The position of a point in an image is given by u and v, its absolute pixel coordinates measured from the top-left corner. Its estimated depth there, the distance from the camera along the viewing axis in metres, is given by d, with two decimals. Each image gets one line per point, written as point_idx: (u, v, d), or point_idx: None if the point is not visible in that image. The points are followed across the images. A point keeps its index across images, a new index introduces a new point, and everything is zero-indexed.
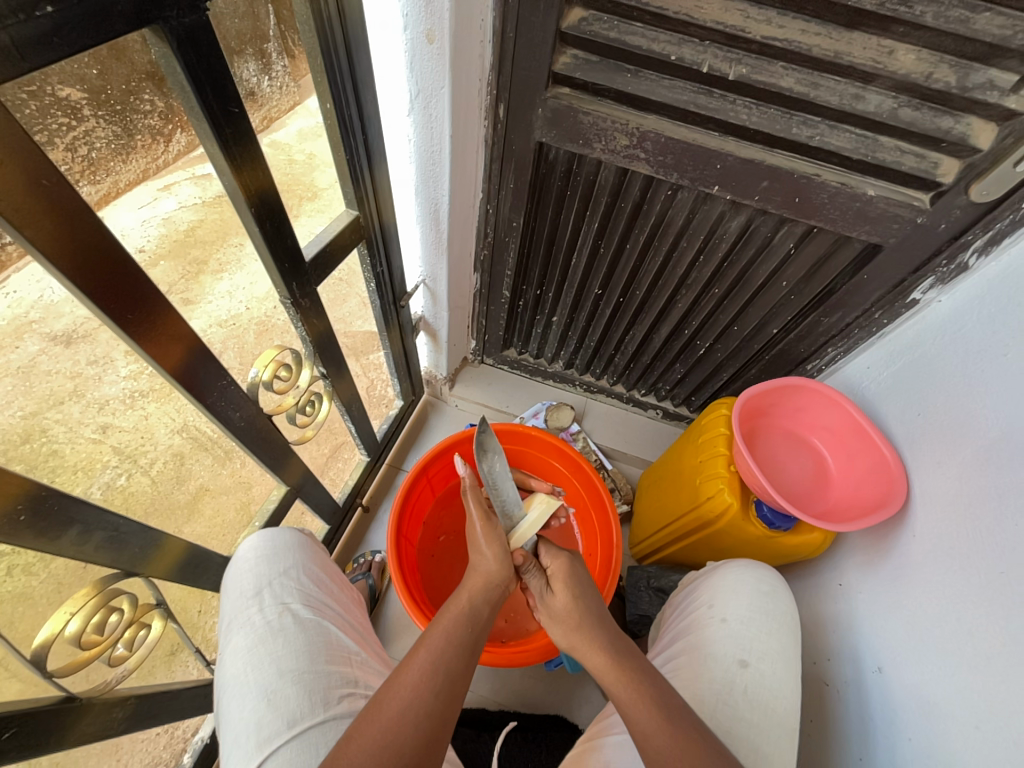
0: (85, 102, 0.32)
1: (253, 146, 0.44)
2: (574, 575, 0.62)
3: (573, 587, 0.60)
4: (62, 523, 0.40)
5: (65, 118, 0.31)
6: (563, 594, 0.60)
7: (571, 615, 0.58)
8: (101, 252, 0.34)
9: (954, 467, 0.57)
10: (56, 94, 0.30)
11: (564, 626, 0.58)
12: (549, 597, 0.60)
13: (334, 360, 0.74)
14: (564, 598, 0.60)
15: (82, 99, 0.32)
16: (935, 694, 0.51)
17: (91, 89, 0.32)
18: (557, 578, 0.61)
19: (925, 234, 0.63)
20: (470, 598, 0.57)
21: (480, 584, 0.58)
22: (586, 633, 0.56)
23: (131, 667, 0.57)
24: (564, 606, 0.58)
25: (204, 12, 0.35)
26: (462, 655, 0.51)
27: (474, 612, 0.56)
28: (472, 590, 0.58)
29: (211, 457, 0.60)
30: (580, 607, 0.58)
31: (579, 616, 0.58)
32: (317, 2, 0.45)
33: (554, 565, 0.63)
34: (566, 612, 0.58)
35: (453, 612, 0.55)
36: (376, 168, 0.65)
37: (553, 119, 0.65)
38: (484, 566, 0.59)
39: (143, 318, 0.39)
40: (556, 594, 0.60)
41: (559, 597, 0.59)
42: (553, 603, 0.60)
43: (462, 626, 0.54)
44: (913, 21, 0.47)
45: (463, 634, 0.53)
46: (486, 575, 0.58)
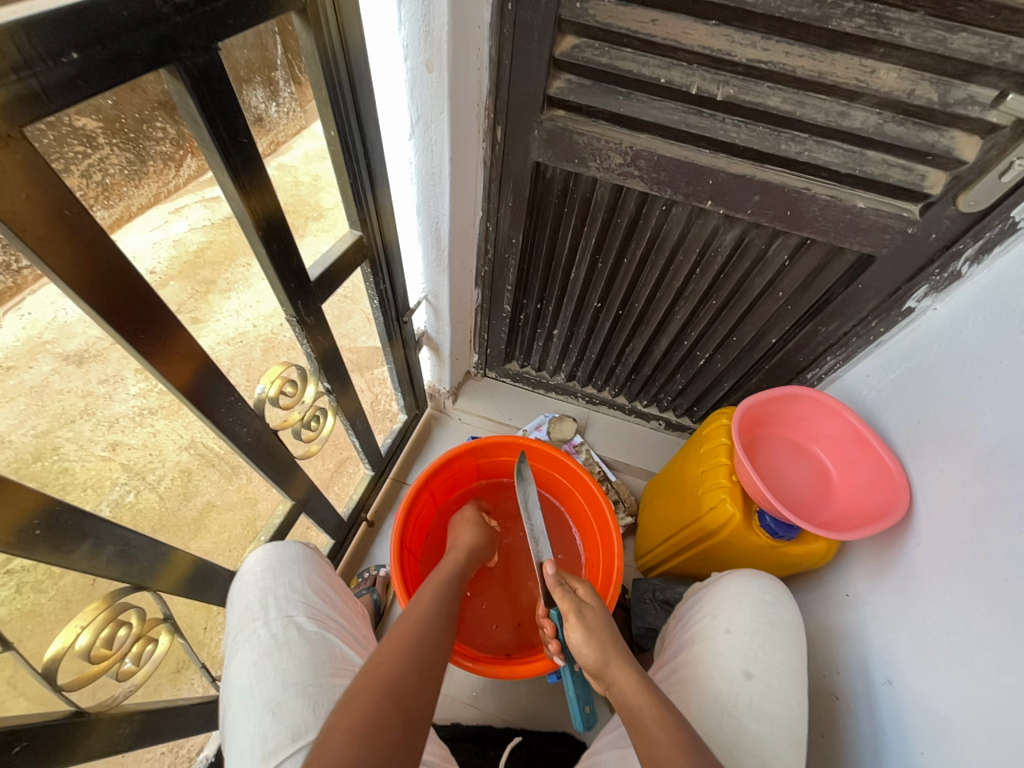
0: (101, 131, 0.34)
1: (261, 172, 0.46)
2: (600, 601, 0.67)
3: (603, 607, 0.66)
4: (75, 537, 0.41)
5: (81, 147, 0.33)
6: (596, 612, 0.64)
7: (603, 629, 0.61)
8: (117, 276, 0.36)
9: (955, 475, 0.57)
10: (73, 125, 0.32)
11: (598, 639, 0.60)
12: (586, 612, 0.64)
13: (338, 375, 0.75)
14: (597, 613, 0.64)
15: (98, 128, 0.34)
16: (947, 705, 0.50)
17: (106, 119, 0.34)
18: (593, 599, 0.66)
19: (916, 244, 0.65)
20: (451, 560, 0.73)
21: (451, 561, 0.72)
22: (616, 647, 0.59)
23: (138, 682, 0.58)
24: (599, 619, 0.63)
25: (217, 52, 0.37)
26: (446, 608, 0.62)
27: (451, 569, 0.70)
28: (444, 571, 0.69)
29: (218, 473, 0.61)
30: (611, 623, 0.63)
31: (612, 632, 0.61)
32: (321, 38, 0.48)
33: (584, 589, 0.68)
34: (600, 625, 0.62)
35: (431, 585, 0.65)
36: (379, 190, 0.67)
37: (549, 140, 0.67)
38: (466, 539, 0.79)
39: (155, 337, 0.41)
40: (592, 609, 0.64)
41: (597, 610, 0.64)
42: (590, 618, 0.63)
43: (444, 584, 0.66)
44: (893, 42, 0.49)
45: (440, 606, 0.61)
46: (466, 545, 0.78)
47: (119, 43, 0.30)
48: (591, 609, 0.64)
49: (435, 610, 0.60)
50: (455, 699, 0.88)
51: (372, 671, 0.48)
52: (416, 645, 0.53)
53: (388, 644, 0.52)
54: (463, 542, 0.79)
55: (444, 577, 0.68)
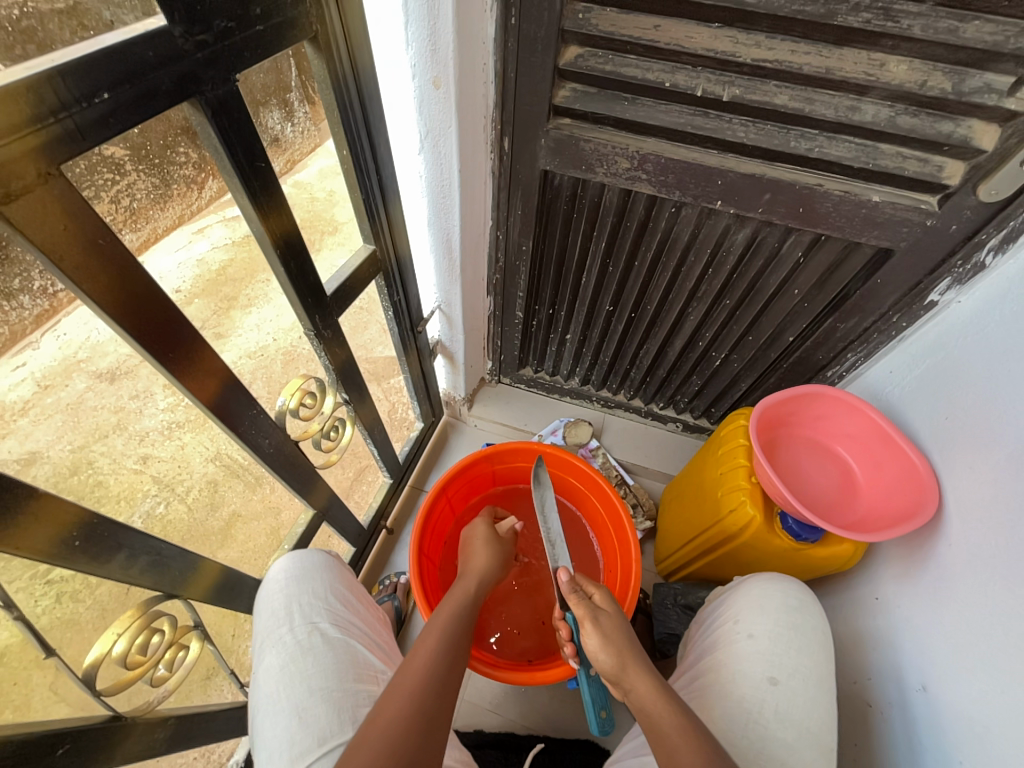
0: (128, 159, 0.36)
1: (278, 193, 0.48)
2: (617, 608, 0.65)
3: (620, 612, 0.63)
4: (111, 548, 0.43)
5: (110, 175, 0.35)
6: (612, 618, 0.62)
7: (621, 636, 0.59)
8: (146, 300, 0.38)
9: (986, 474, 0.55)
10: (102, 154, 0.34)
11: (614, 645, 0.58)
12: (602, 618, 0.62)
13: (356, 385, 0.77)
14: (614, 619, 0.62)
15: (125, 156, 0.36)
16: (985, 712, 0.48)
17: (134, 147, 0.36)
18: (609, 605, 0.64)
19: (936, 236, 0.63)
20: (465, 588, 0.66)
21: (456, 598, 0.64)
22: (636, 658, 0.57)
23: (170, 688, 0.60)
24: (615, 623, 0.61)
25: (235, 83, 0.39)
26: (450, 657, 0.55)
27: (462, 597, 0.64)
28: (448, 611, 0.61)
29: (243, 483, 0.63)
30: (628, 630, 0.61)
31: (629, 640, 0.59)
32: (333, 63, 0.50)
33: (600, 594, 0.66)
34: (618, 633, 0.60)
35: (430, 631, 0.58)
36: (391, 204, 0.69)
37: (556, 148, 0.68)
38: (478, 563, 0.72)
39: (181, 355, 0.42)
40: (607, 614, 0.62)
41: (612, 615, 0.62)
42: (605, 624, 0.61)
43: (449, 625, 0.59)
44: (902, 35, 0.48)
45: (441, 658, 0.54)
46: (478, 571, 0.71)
47: (145, 81, 0.32)
48: (606, 615, 0.62)
49: (437, 666, 0.53)
50: (477, 706, 0.88)
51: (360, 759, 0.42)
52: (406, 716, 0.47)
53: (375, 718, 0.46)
54: (475, 566, 0.72)
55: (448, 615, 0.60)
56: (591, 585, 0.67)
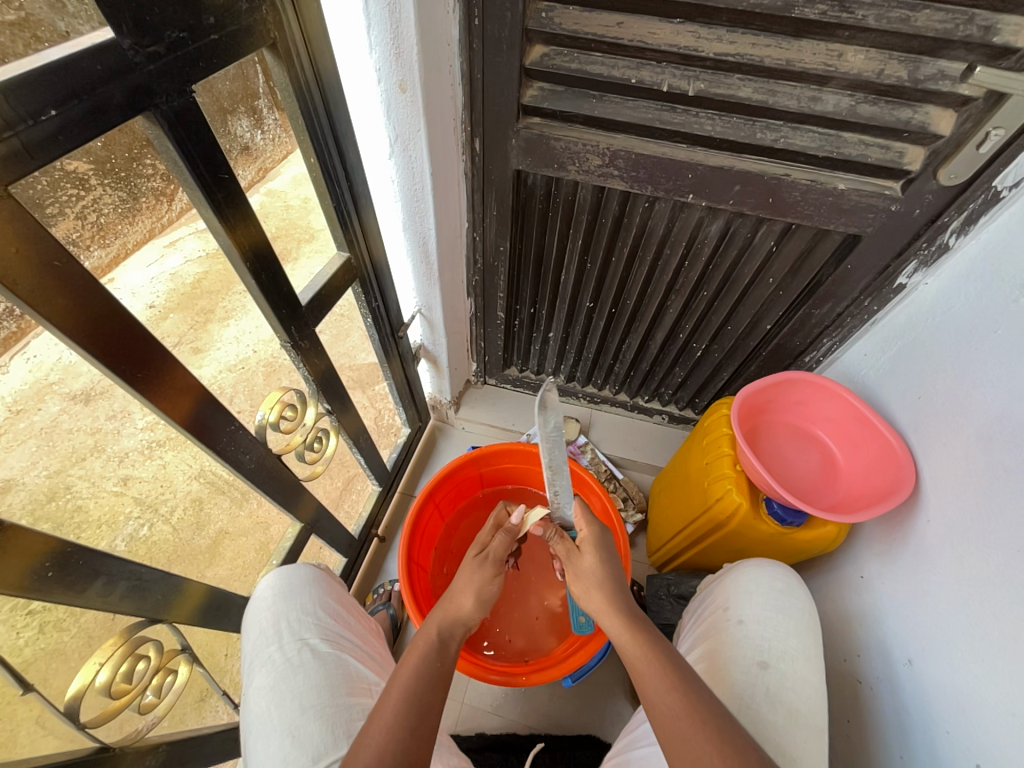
0: (92, 172, 0.35)
1: (244, 204, 0.47)
2: (605, 542, 0.64)
3: (602, 550, 0.63)
4: (88, 575, 0.41)
5: (75, 189, 0.34)
6: (591, 557, 0.62)
7: (596, 575, 0.60)
8: (111, 321, 0.37)
9: (958, 450, 0.57)
10: (64, 168, 0.33)
11: (587, 584, 0.61)
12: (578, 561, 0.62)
13: (338, 395, 0.76)
14: (593, 560, 0.62)
15: (89, 170, 0.35)
16: (970, 683, 0.49)
17: (97, 160, 0.35)
18: (589, 542, 0.63)
19: (901, 220, 0.65)
20: (437, 631, 0.58)
21: (419, 648, 0.55)
22: (612, 597, 0.58)
23: (160, 713, 0.58)
24: (591, 564, 0.61)
25: (192, 94, 0.38)
26: (417, 720, 0.46)
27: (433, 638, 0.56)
28: (411, 664, 0.53)
29: (228, 500, 0.62)
30: (608, 567, 0.61)
31: (605, 577, 0.60)
32: (294, 70, 0.49)
33: (588, 531, 0.64)
34: (592, 573, 0.61)
35: (390, 695, 0.49)
36: (363, 211, 0.68)
37: (527, 148, 0.68)
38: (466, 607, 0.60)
39: (152, 375, 0.41)
40: (584, 556, 0.62)
41: (586, 557, 0.62)
42: (580, 564, 0.62)
43: (413, 681, 0.50)
44: (857, 25, 0.49)
45: (405, 726, 0.45)
46: (461, 617, 0.59)
47: (94, 97, 0.31)
48: (580, 558, 0.62)
49: (402, 742, 0.44)
50: (478, 708, 0.88)
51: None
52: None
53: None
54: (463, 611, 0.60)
55: (411, 671, 0.51)
56: (581, 519, 0.64)
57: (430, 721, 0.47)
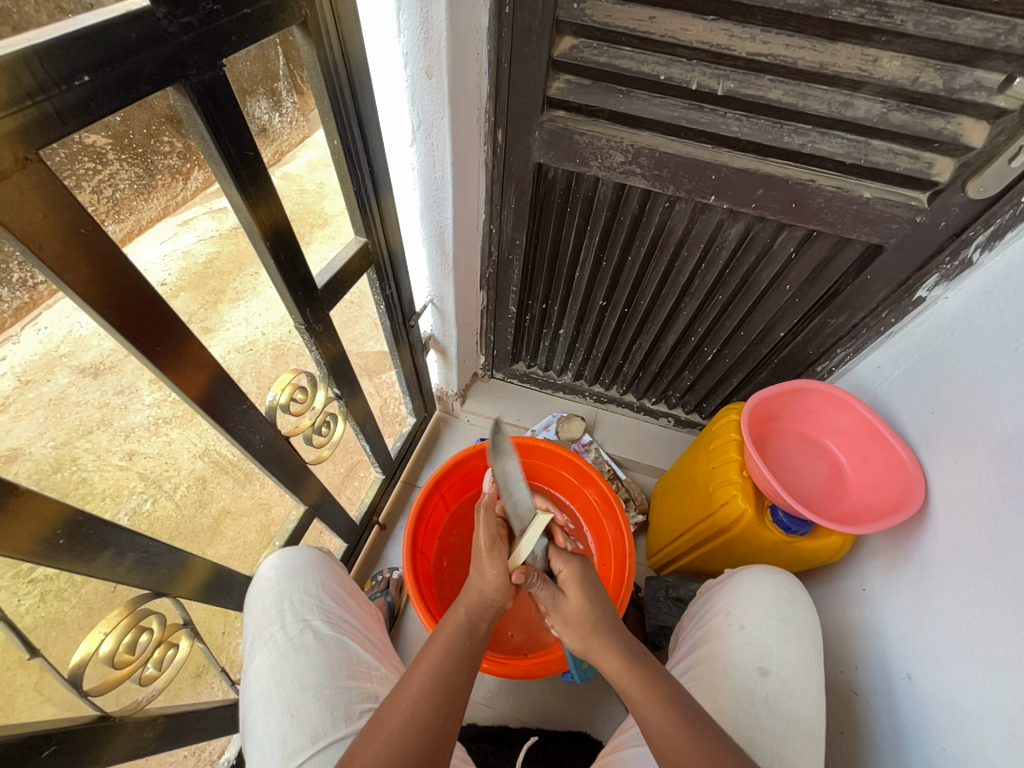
0: (110, 147, 0.35)
1: (267, 184, 0.47)
2: (587, 577, 0.61)
3: (589, 587, 0.60)
4: (97, 546, 0.41)
5: (92, 163, 0.34)
6: (577, 597, 0.59)
7: (586, 618, 0.57)
8: (130, 291, 0.36)
9: (970, 467, 0.56)
10: (84, 142, 0.33)
11: (579, 629, 0.58)
12: (562, 601, 0.59)
13: (347, 381, 0.75)
14: (578, 600, 0.58)
15: (108, 145, 0.35)
16: (968, 699, 0.49)
17: (116, 135, 0.35)
18: (571, 580, 0.60)
19: (925, 232, 0.64)
20: (466, 618, 0.56)
21: (451, 626, 0.55)
22: (603, 638, 0.56)
23: (160, 687, 0.59)
24: (579, 607, 0.58)
25: (222, 68, 0.38)
26: (450, 698, 0.48)
27: (458, 630, 0.55)
28: (442, 641, 0.54)
29: (232, 480, 0.62)
30: (600, 605, 0.59)
31: (593, 619, 0.57)
32: (322, 50, 0.49)
33: (568, 570, 0.61)
34: (581, 616, 0.57)
35: (420, 671, 0.50)
36: (382, 196, 0.68)
37: (549, 141, 0.67)
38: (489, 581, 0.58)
39: (168, 350, 0.41)
40: (569, 597, 0.59)
41: (572, 599, 0.58)
42: (567, 608, 0.59)
43: (445, 661, 0.51)
44: (895, 30, 0.48)
45: (433, 700, 0.47)
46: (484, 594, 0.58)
47: (127, 65, 0.31)
48: (567, 601, 0.59)
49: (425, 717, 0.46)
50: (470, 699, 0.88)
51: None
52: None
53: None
54: (487, 586, 0.58)
55: (446, 649, 0.52)
56: (557, 560, 0.62)
57: (459, 701, 0.49)
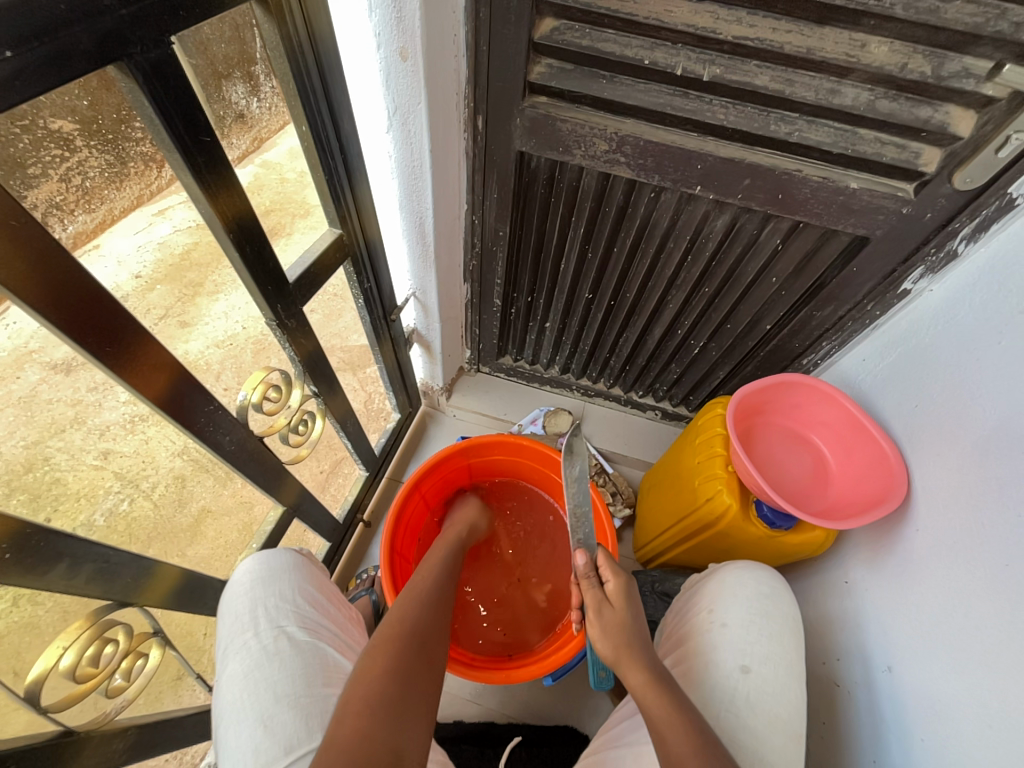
0: (78, 133, 0.34)
1: (228, 171, 0.44)
2: (631, 592, 0.63)
3: (630, 606, 0.62)
4: (50, 558, 0.39)
5: (59, 151, 0.33)
6: (621, 610, 0.61)
7: (622, 631, 0.58)
8: (73, 288, 0.34)
9: (953, 460, 0.56)
10: (49, 127, 0.32)
11: (614, 638, 0.58)
12: (606, 611, 0.61)
13: (325, 377, 0.73)
14: (619, 612, 0.60)
15: (75, 130, 0.34)
16: (945, 692, 0.50)
17: (83, 121, 0.34)
18: (619, 593, 0.62)
19: (911, 224, 0.63)
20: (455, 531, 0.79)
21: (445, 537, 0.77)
22: (631, 649, 0.57)
23: (130, 696, 0.57)
24: (617, 619, 0.59)
25: (170, 45, 0.35)
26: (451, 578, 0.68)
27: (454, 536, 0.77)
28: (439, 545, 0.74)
29: (212, 478, 0.60)
30: (634, 623, 0.60)
31: (630, 632, 0.58)
32: (285, 28, 0.46)
33: (615, 583, 0.63)
34: (618, 627, 0.59)
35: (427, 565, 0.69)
36: (357, 186, 0.66)
37: (531, 128, 0.65)
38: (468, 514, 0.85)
39: (122, 349, 0.39)
40: (613, 608, 0.61)
41: (616, 610, 0.60)
42: (610, 616, 0.60)
43: (440, 566, 0.69)
44: (883, 14, 0.47)
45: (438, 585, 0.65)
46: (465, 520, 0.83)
47: (59, 40, 0.28)
48: (609, 610, 0.60)
49: (435, 598, 0.62)
50: (457, 696, 0.88)
51: (343, 717, 0.45)
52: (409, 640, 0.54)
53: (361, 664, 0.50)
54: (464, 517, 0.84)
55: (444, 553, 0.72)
56: (607, 571, 0.65)
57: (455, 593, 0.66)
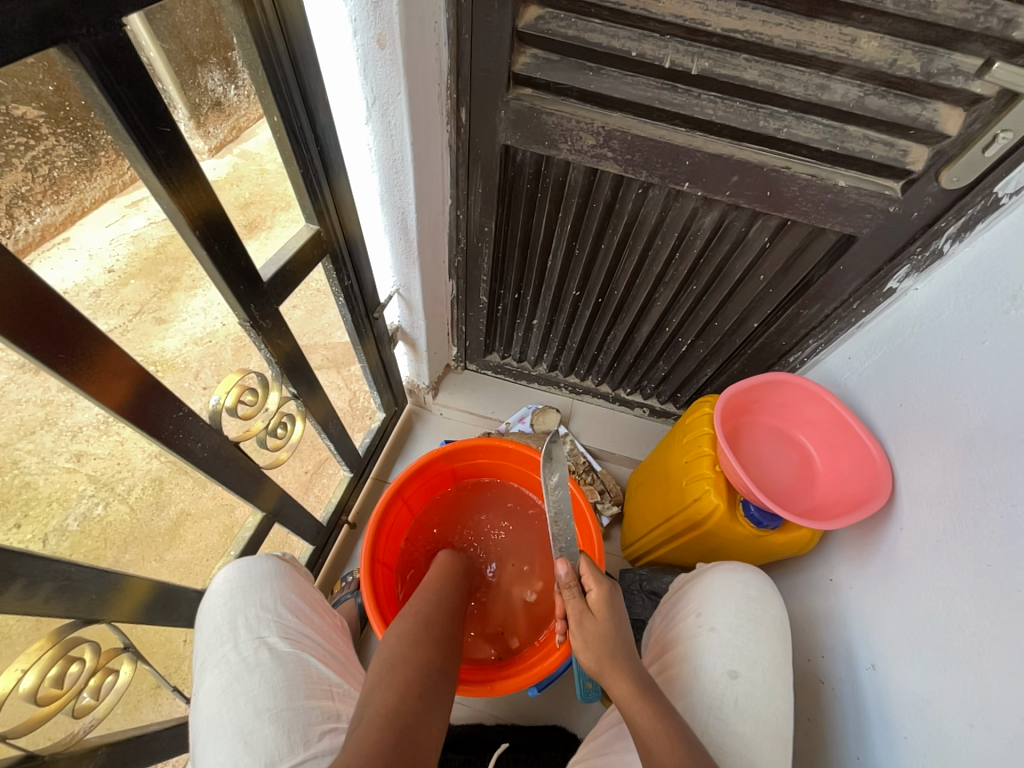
0: (43, 120, 0.32)
1: (192, 164, 0.41)
2: (614, 599, 0.61)
3: (613, 615, 0.59)
4: (4, 578, 0.37)
5: (23, 138, 0.32)
6: (602, 620, 0.59)
7: (604, 641, 0.57)
8: (22, 294, 0.32)
9: (937, 460, 0.57)
10: (11, 114, 0.31)
11: (596, 649, 0.57)
12: (587, 622, 0.59)
13: (304, 378, 0.71)
14: (601, 623, 0.58)
15: (40, 117, 0.32)
16: (928, 692, 0.51)
17: (50, 107, 0.32)
18: (600, 603, 0.60)
19: (898, 222, 0.63)
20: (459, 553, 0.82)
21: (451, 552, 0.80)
22: (614, 660, 0.55)
23: (99, 715, 0.55)
24: (598, 630, 0.57)
25: (122, 28, 0.32)
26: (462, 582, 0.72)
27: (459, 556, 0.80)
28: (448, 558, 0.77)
29: (191, 481, 0.58)
30: (615, 633, 0.58)
31: (613, 642, 0.57)
32: (251, 10, 0.43)
33: (597, 592, 0.61)
34: (600, 638, 0.57)
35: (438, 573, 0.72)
36: (335, 180, 0.63)
37: (516, 121, 0.63)
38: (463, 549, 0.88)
39: (78, 357, 0.37)
40: (595, 618, 0.59)
41: (598, 620, 0.58)
42: (590, 627, 0.58)
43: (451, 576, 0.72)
44: (874, 9, 0.46)
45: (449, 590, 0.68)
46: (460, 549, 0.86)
47: None
48: (589, 620, 0.58)
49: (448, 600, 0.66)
50: None
51: (389, 684, 0.48)
52: (432, 629, 0.58)
53: (399, 643, 0.54)
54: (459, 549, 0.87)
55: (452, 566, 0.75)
56: (589, 579, 0.62)
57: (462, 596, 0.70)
